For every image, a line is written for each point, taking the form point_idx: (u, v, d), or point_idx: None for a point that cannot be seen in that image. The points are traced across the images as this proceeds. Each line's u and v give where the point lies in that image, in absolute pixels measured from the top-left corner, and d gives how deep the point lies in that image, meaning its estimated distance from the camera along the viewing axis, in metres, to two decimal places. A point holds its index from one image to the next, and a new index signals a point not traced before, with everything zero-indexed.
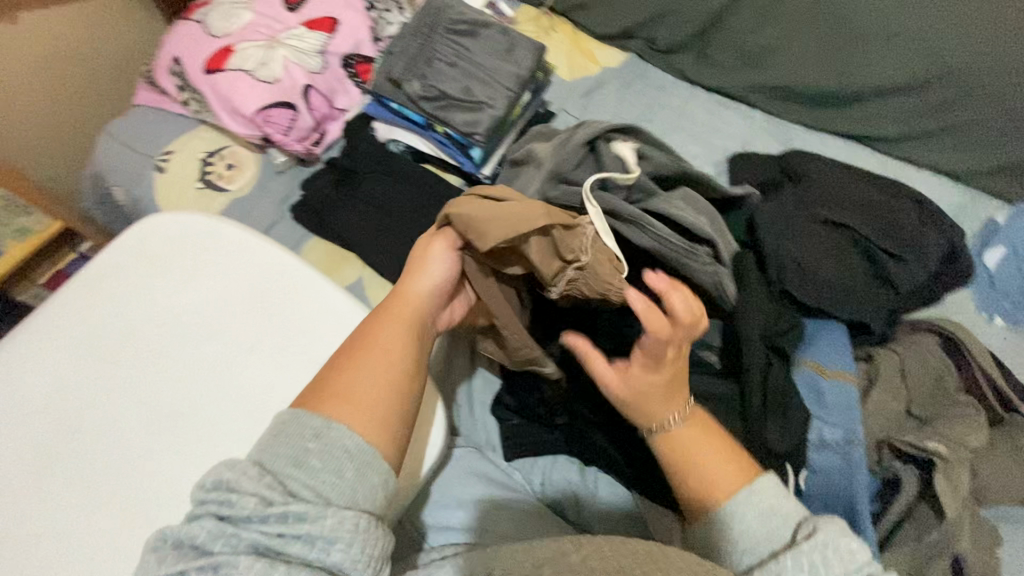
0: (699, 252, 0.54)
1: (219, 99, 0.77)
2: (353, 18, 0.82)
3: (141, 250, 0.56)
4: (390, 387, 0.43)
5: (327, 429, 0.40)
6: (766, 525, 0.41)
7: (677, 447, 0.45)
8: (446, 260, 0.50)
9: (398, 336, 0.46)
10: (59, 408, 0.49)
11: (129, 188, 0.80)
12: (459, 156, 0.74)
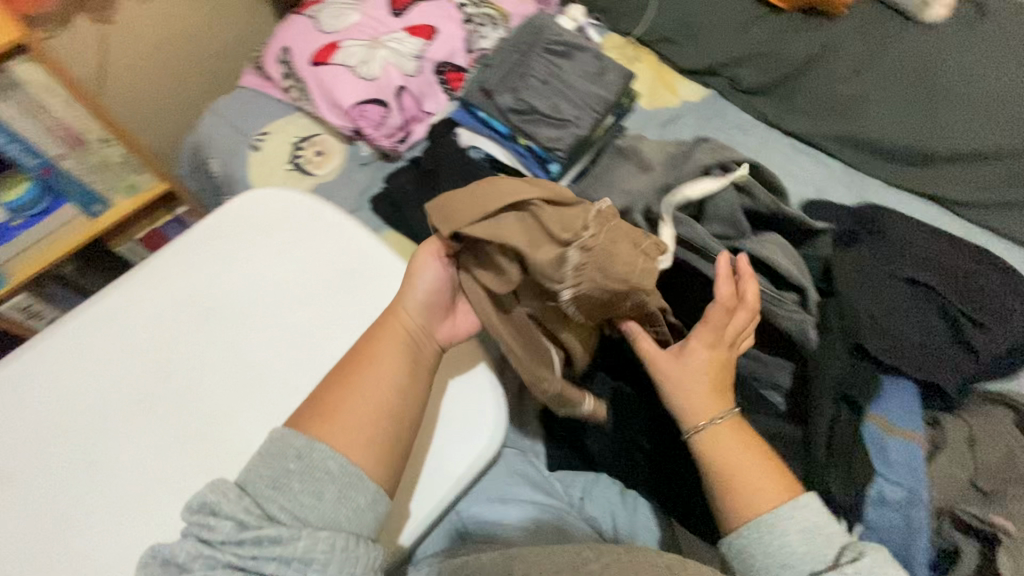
0: (785, 298, 0.56)
1: (320, 90, 0.82)
2: (452, 30, 0.86)
3: (224, 228, 0.60)
4: (377, 409, 0.46)
5: (309, 452, 0.43)
6: (809, 545, 0.44)
7: (721, 444, 0.49)
8: (431, 277, 0.51)
9: (388, 355, 0.49)
10: (139, 364, 0.52)
11: (223, 160, 0.85)
12: (537, 169, 0.76)
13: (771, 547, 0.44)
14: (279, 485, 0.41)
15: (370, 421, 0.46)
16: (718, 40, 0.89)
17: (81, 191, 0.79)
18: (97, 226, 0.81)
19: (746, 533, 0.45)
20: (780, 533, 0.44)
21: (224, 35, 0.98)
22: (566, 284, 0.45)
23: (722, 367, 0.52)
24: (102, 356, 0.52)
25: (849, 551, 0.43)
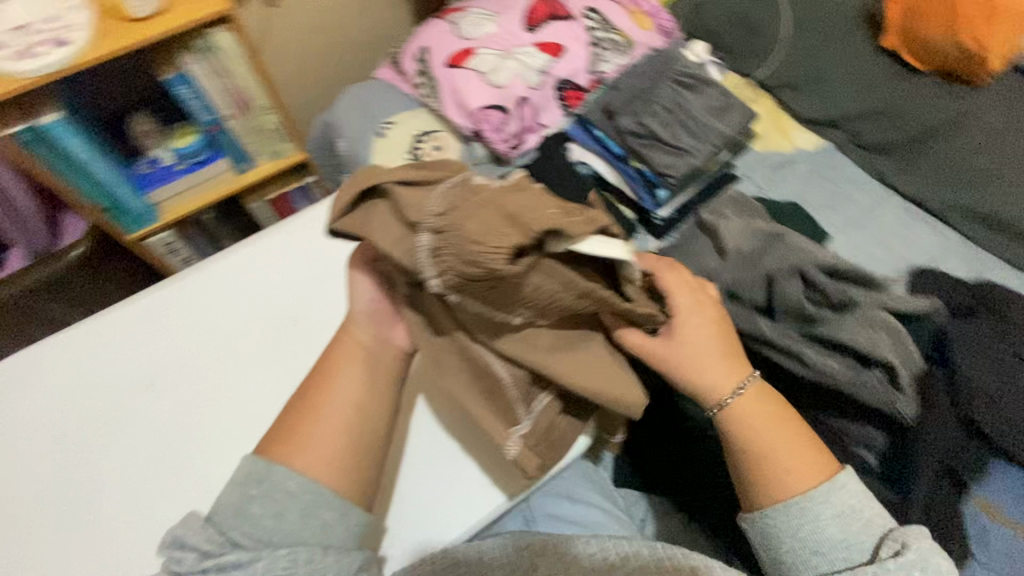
0: (866, 380, 0.56)
1: (450, 91, 0.87)
2: (579, 50, 0.90)
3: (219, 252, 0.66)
4: (339, 420, 0.51)
5: (277, 476, 0.48)
6: (846, 532, 0.46)
7: (748, 418, 0.49)
8: (369, 292, 0.55)
9: (349, 378, 0.53)
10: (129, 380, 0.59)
11: (349, 141, 0.91)
12: (642, 192, 0.77)
13: (804, 533, 0.46)
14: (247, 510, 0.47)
15: (338, 438, 0.50)
16: (843, 94, 0.88)
17: (235, 148, 0.84)
18: (238, 182, 0.84)
19: (773, 520, 0.47)
20: (814, 520, 0.46)
21: (365, 31, 1.05)
22: (429, 272, 0.40)
23: (723, 333, 0.51)
24: (127, 353, 0.60)
25: (890, 538, 0.45)
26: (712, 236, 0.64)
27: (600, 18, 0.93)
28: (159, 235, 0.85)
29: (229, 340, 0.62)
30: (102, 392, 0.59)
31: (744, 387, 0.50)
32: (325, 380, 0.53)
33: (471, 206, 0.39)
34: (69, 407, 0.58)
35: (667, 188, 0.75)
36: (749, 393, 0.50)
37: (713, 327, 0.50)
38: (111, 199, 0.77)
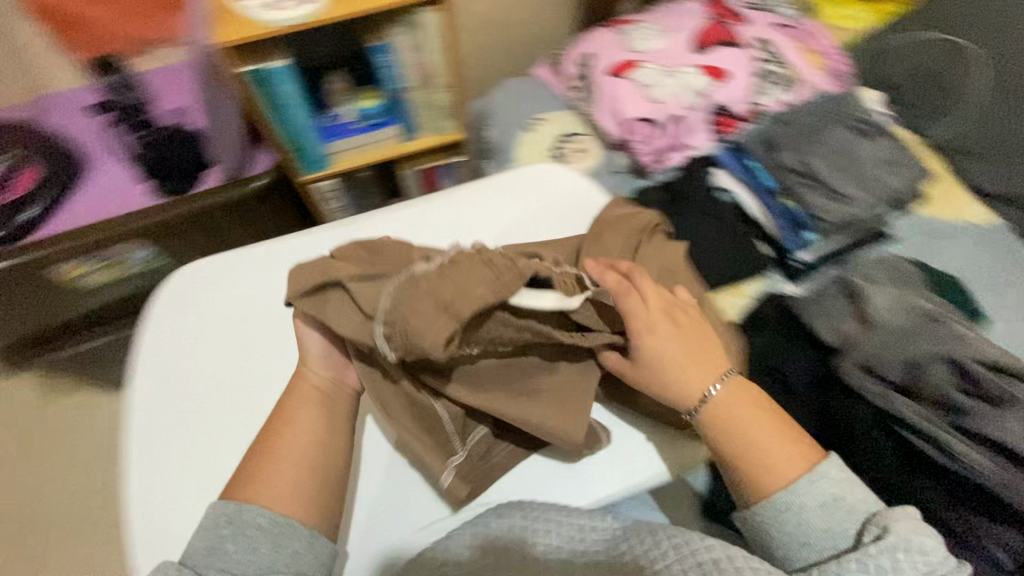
0: (1012, 475, 0.55)
1: (608, 98, 0.87)
2: (742, 79, 0.88)
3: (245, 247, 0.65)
4: (291, 458, 0.48)
5: (240, 514, 0.46)
6: (829, 521, 0.46)
7: (721, 410, 0.49)
8: (316, 346, 0.53)
9: (304, 416, 0.51)
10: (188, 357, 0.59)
11: (498, 130, 0.94)
12: (788, 232, 0.77)
13: (789, 525, 0.47)
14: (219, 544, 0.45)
15: (292, 471, 0.48)
16: None
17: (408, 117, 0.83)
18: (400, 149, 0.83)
19: (767, 513, 0.47)
20: (799, 508, 0.47)
21: (539, 30, 1.06)
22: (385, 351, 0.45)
23: (688, 335, 0.51)
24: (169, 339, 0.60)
25: (871, 525, 0.45)
26: (857, 303, 0.64)
27: (771, 50, 0.91)
28: (325, 184, 0.84)
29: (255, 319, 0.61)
30: (275, 321, 0.61)
31: (720, 388, 0.50)
32: (279, 421, 0.50)
33: (415, 296, 0.43)
34: (227, 337, 0.60)
35: (816, 230, 0.77)
36: (729, 392, 0.50)
37: (678, 331, 0.50)
38: (297, 142, 0.75)
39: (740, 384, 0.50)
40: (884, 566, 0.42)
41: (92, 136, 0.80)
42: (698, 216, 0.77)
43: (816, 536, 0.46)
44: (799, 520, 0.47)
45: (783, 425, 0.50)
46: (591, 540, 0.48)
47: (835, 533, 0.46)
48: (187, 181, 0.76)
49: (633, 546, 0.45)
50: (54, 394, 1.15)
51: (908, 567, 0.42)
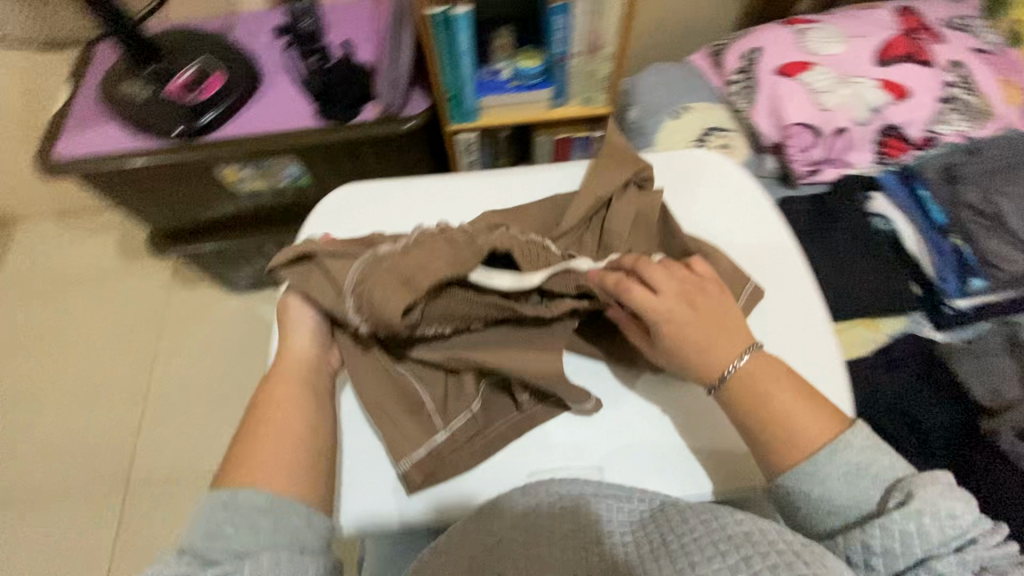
0: None
1: (769, 96, 0.83)
2: (925, 101, 0.81)
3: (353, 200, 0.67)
4: (274, 437, 0.46)
5: (235, 497, 0.42)
6: (852, 489, 0.45)
7: (751, 377, 0.48)
8: (302, 333, 0.53)
9: (279, 392, 0.49)
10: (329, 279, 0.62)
11: (643, 113, 0.92)
12: (948, 273, 0.72)
13: (816, 497, 0.45)
14: (215, 529, 0.41)
15: (273, 449, 0.45)
16: None
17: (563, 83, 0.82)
18: (548, 115, 0.83)
19: (790, 488, 0.46)
20: (824, 479, 0.45)
21: (709, 24, 1.02)
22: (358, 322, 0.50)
23: (706, 312, 0.49)
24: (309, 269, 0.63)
25: (894, 491, 0.44)
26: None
27: (964, 74, 0.82)
28: (466, 136, 0.85)
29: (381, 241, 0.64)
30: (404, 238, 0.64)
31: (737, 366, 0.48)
32: (270, 388, 0.50)
33: (382, 273, 0.48)
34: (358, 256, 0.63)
35: (984, 279, 0.70)
36: (752, 371, 0.48)
37: (694, 308, 0.49)
38: (454, 91, 0.77)
39: (765, 359, 0.49)
40: (910, 532, 0.42)
41: (271, 54, 0.87)
42: (846, 237, 0.74)
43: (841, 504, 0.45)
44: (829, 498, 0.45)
45: (811, 396, 0.48)
46: (617, 519, 0.44)
47: (862, 501, 0.45)
48: (348, 110, 0.80)
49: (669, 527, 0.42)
50: (184, 286, 1.28)
51: (932, 533, 0.41)
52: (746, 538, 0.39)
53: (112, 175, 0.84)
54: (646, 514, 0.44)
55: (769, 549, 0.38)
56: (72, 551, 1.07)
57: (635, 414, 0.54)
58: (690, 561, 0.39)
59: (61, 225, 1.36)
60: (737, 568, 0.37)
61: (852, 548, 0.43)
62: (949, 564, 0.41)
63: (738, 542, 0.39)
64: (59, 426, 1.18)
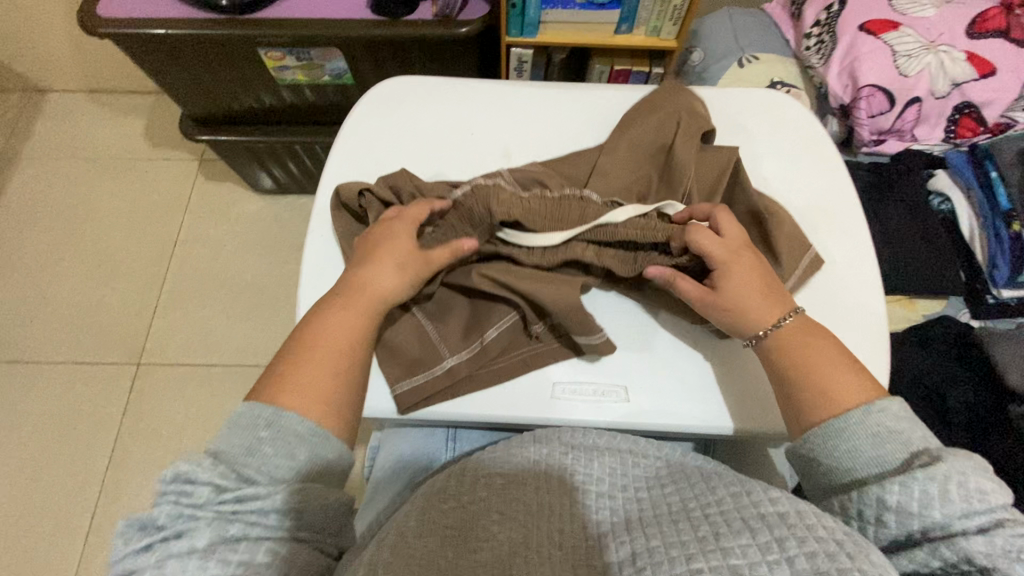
0: None
1: (846, 55, 0.77)
2: (1011, 81, 0.75)
3: (411, 89, 0.63)
4: (328, 362, 0.44)
5: (280, 418, 0.40)
6: (879, 448, 0.40)
7: (787, 344, 0.46)
8: (391, 271, 0.48)
9: (343, 315, 0.46)
10: (376, 165, 0.60)
11: (708, 57, 0.88)
12: (1000, 260, 0.68)
13: (838, 452, 0.41)
14: (249, 451, 0.39)
15: (326, 373, 0.43)
16: None
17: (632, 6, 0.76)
18: (610, 41, 0.79)
19: (809, 447, 0.43)
20: (850, 436, 0.41)
21: None
22: None
23: (764, 274, 0.49)
24: (359, 150, 0.61)
25: (924, 454, 0.39)
26: None
27: None
28: (520, 51, 0.82)
29: (435, 137, 0.61)
30: (462, 136, 0.61)
31: (783, 323, 0.47)
32: (339, 305, 0.47)
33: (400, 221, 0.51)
34: (410, 149, 0.60)
35: None
36: (790, 329, 0.46)
37: (755, 267, 0.48)
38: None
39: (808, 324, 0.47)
40: (929, 492, 0.37)
41: None
42: (902, 211, 0.71)
43: (860, 459, 0.40)
44: (861, 456, 0.40)
45: (843, 359, 0.45)
46: (632, 475, 0.45)
47: (885, 464, 0.40)
48: (403, 6, 0.76)
49: (679, 490, 0.42)
50: (208, 181, 1.27)
51: (952, 496, 0.36)
52: (783, 520, 0.37)
53: (153, 42, 0.80)
54: (660, 471, 0.46)
55: (809, 536, 0.35)
56: (78, 419, 1.08)
57: (644, 347, 0.52)
58: (714, 532, 0.37)
59: (91, 105, 1.34)
60: (768, 547, 0.35)
61: (864, 504, 0.39)
62: (974, 542, 0.35)
63: (773, 522, 0.36)
64: (73, 299, 1.17)
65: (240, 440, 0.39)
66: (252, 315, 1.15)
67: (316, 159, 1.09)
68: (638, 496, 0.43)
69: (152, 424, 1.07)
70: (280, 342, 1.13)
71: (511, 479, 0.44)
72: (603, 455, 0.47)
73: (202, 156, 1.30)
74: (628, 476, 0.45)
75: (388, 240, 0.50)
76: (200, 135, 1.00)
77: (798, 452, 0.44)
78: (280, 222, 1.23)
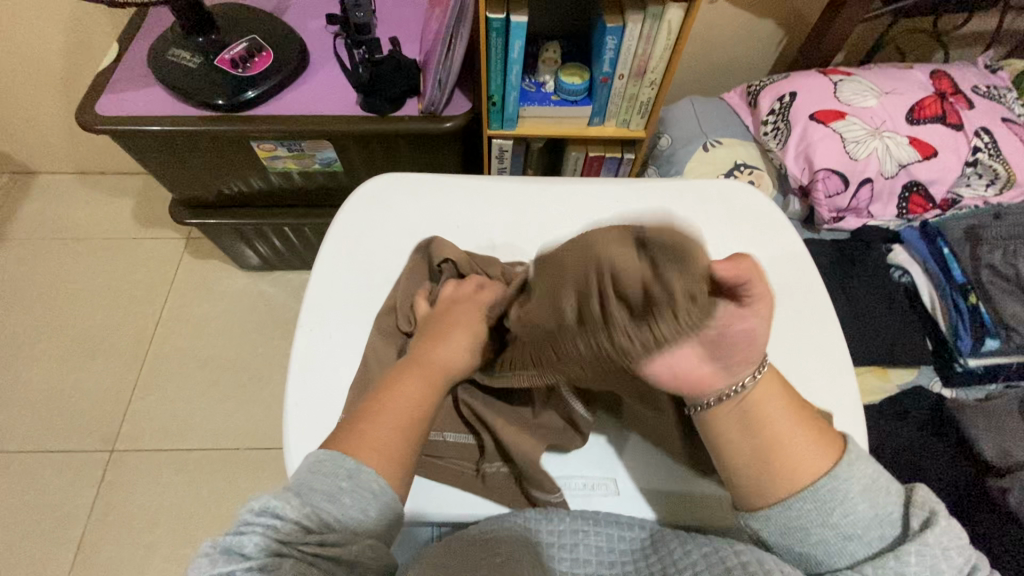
0: None
1: (800, 141, 0.84)
2: (950, 162, 0.82)
3: (400, 183, 0.67)
4: (400, 428, 0.43)
5: (359, 472, 0.40)
6: (874, 506, 0.40)
7: (760, 404, 0.42)
8: (459, 350, 0.49)
9: (414, 385, 0.46)
10: (366, 260, 0.62)
11: (676, 141, 0.95)
12: (964, 333, 0.72)
13: (834, 517, 0.40)
14: (331, 498, 0.38)
15: (390, 430, 0.43)
16: None
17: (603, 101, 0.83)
18: (585, 132, 0.85)
19: (799, 513, 0.40)
20: (851, 500, 0.40)
21: (745, 61, 1.05)
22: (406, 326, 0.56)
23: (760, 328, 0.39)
24: (348, 244, 0.63)
25: (914, 509, 0.40)
26: None
27: (991, 141, 0.83)
28: (501, 141, 0.88)
29: (421, 232, 0.64)
30: (446, 230, 0.64)
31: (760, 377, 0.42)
32: (413, 375, 0.47)
33: (456, 300, 0.53)
34: (401, 244, 0.63)
35: (1000, 340, 0.70)
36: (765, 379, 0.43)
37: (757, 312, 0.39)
38: (497, 98, 0.80)
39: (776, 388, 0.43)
40: (937, 554, 0.38)
41: (322, 45, 0.90)
42: (864, 284, 0.76)
43: (852, 523, 0.40)
44: (845, 518, 0.40)
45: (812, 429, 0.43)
46: (619, 549, 0.45)
47: (876, 521, 0.40)
48: (390, 102, 0.81)
49: (661, 557, 0.43)
50: (195, 259, 1.28)
51: (949, 556, 0.38)
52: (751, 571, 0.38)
53: (150, 136, 0.83)
54: (645, 544, 0.45)
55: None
56: (44, 513, 1.02)
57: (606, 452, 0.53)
58: None
59: (80, 186, 1.36)
60: None
61: None
62: None
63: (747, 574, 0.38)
64: (48, 383, 1.14)
65: (324, 486, 0.38)
66: (233, 395, 1.13)
67: (302, 237, 1.12)
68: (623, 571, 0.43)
69: (122, 516, 1.02)
70: (263, 424, 1.11)
71: (512, 554, 0.43)
72: (589, 535, 0.46)
73: (190, 235, 1.31)
74: (615, 551, 0.45)
75: (459, 314, 0.51)
76: (190, 219, 1.02)
77: (777, 516, 0.41)
78: (265, 300, 1.23)
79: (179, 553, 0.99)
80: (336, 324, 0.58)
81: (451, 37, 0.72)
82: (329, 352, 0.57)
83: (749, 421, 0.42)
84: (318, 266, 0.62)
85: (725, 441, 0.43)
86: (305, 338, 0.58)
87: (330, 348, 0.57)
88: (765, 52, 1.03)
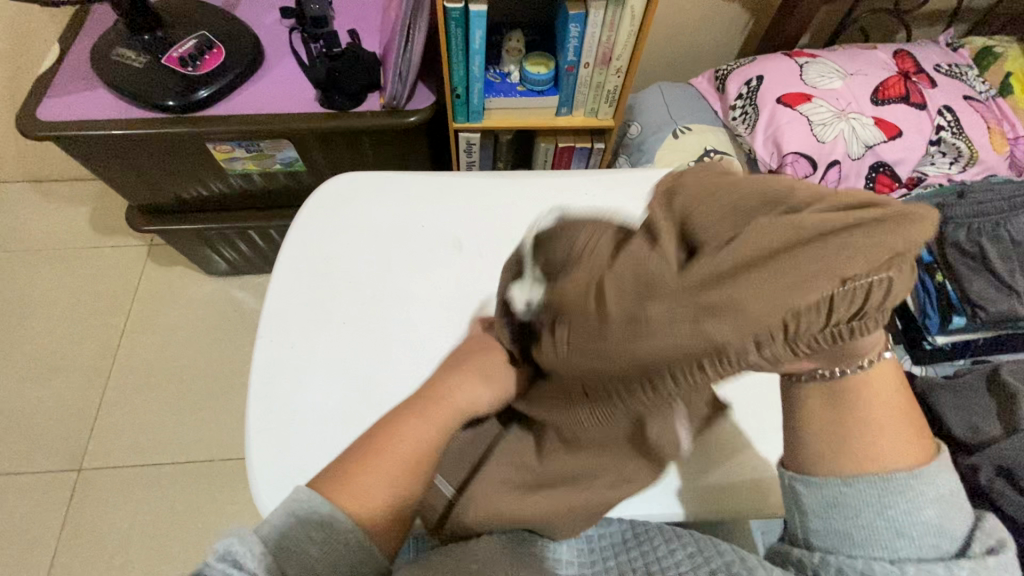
0: None
1: (769, 125, 0.84)
2: (915, 140, 0.82)
3: (363, 184, 0.65)
4: (392, 468, 0.41)
5: (335, 518, 0.37)
6: (941, 516, 0.37)
7: (869, 388, 0.37)
8: (478, 386, 0.47)
9: (419, 424, 0.44)
10: (328, 265, 0.60)
11: (646, 128, 0.93)
12: (933, 314, 0.75)
13: (896, 512, 0.37)
14: (297, 549, 0.35)
15: (387, 478, 0.40)
16: None
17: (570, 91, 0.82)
18: (553, 123, 0.84)
19: (856, 494, 0.37)
20: (915, 497, 0.37)
21: (714, 46, 1.04)
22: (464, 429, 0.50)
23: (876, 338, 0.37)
24: (312, 248, 0.61)
25: (978, 533, 0.37)
26: (1001, 403, 0.63)
27: (954, 119, 0.84)
28: (468, 134, 0.85)
29: (387, 235, 0.62)
30: (414, 233, 0.62)
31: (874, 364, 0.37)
32: (416, 413, 0.45)
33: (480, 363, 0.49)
34: (367, 248, 0.61)
35: (965, 317, 0.72)
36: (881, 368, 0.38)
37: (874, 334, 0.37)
38: (461, 90, 0.78)
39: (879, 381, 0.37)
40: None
41: (278, 41, 0.86)
42: None
43: (902, 511, 0.37)
44: (896, 507, 0.37)
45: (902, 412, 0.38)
46: (598, 547, 0.45)
47: (934, 530, 0.37)
48: (350, 98, 0.79)
49: (643, 552, 0.43)
50: (159, 267, 1.24)
51: None
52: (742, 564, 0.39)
53: (98, 141, 0.79)
54: (626, 535, 0.46)
55: None
56: (9, 539, 0.98)
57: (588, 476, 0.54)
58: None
59: (31, 195, 1.30)
60: None
61: None
62: None
63: (734, 568, 0.39)
64: (8, 403, 1.09)
65: (298, 533, 0.36)
66: (205, 406, 1.10)
67: (269, 240, 1.08)
68: (605, 568, 0.43)
69: (94, 537, 0.98)
70: (239, 434, 1.08)
71: (487, 560, 0.41)
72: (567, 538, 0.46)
73: (152, 242, 1.27)
74: (596, 550, 0.45)
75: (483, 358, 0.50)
76: (147, 226, 0.97)
77: (835, 488, 0.38)
78: (234, 306, 1.20)
79: (156, 570, 0.96)
80: (299, 334, 0.56)
81: (410, 28, 0.69)
82: (292, 365, 0.55)
83: (842, 398, 0.37)
84: (279, 272, 0.59)
85: (810, 412, 0.38)
86: (266, 351, 0.55)
87: (292, 359, 0.55)
88: (733, 35, 1.03)
